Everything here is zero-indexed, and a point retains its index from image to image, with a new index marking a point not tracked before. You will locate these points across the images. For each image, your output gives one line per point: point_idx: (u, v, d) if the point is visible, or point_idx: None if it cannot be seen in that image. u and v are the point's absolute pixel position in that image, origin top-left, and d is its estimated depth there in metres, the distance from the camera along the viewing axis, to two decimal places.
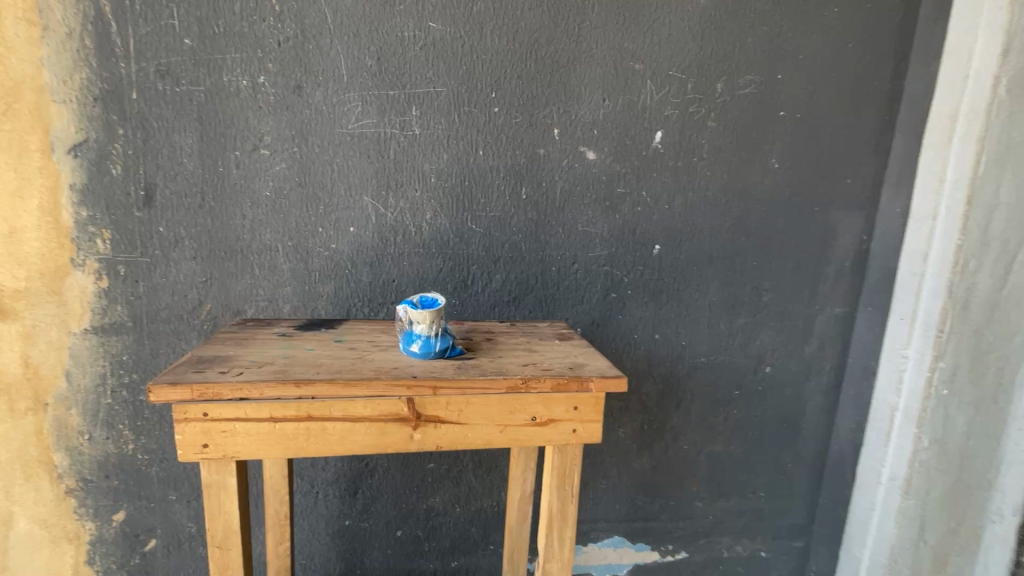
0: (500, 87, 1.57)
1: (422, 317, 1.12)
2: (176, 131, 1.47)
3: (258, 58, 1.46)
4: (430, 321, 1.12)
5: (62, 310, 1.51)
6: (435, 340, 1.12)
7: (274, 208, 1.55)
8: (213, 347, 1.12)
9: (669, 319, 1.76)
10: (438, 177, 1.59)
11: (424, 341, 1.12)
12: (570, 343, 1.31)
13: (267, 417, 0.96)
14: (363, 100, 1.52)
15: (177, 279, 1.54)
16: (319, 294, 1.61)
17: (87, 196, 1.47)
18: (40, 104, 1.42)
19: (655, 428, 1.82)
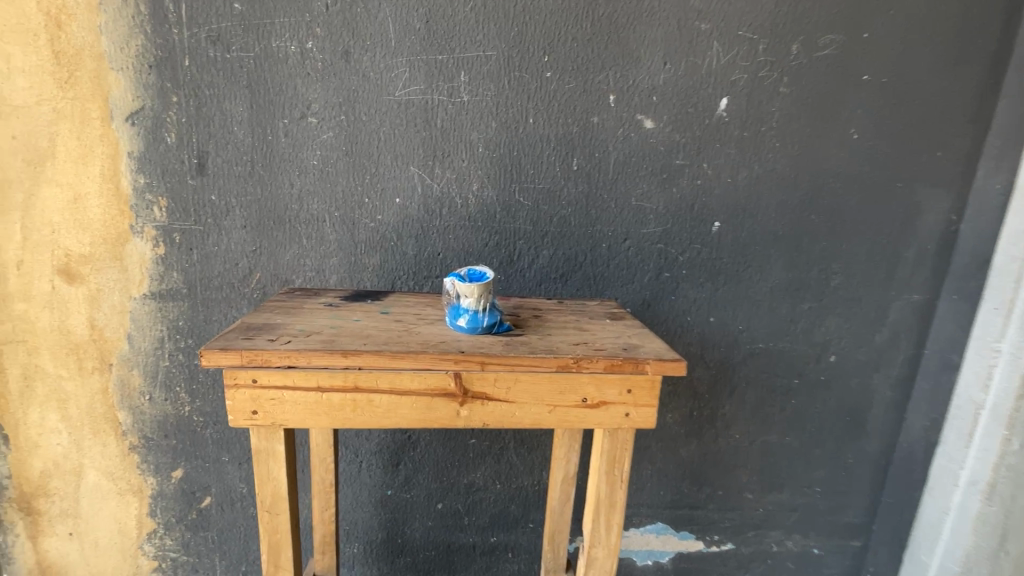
0: (553, 50, 1.48)
1: (471, 291, 1.07)
2: (226, 98, 1.47)
3: (306, 23, 1.43)
4: (478, 295, 1.08)
5: (123, 276, 1.57)
6: (482, 315, 1.08)
7: (321, 177, 1.53)
8: (263, 314, 1.12)
9: (726, 301, 1.66)
10: (486, 147, 1.53)
11: (471, 316, 1.08)
12: (623, 323, 1.25)
13: (314, 386, 0.95)
14: (411, 66, 1.47)
15: (229, 247, 1.56)
16: (365, 266, 1.60)
17: (144, 163, 1.49)
18: (99, 72, 1.44)
19: (705, 414, 1.74)
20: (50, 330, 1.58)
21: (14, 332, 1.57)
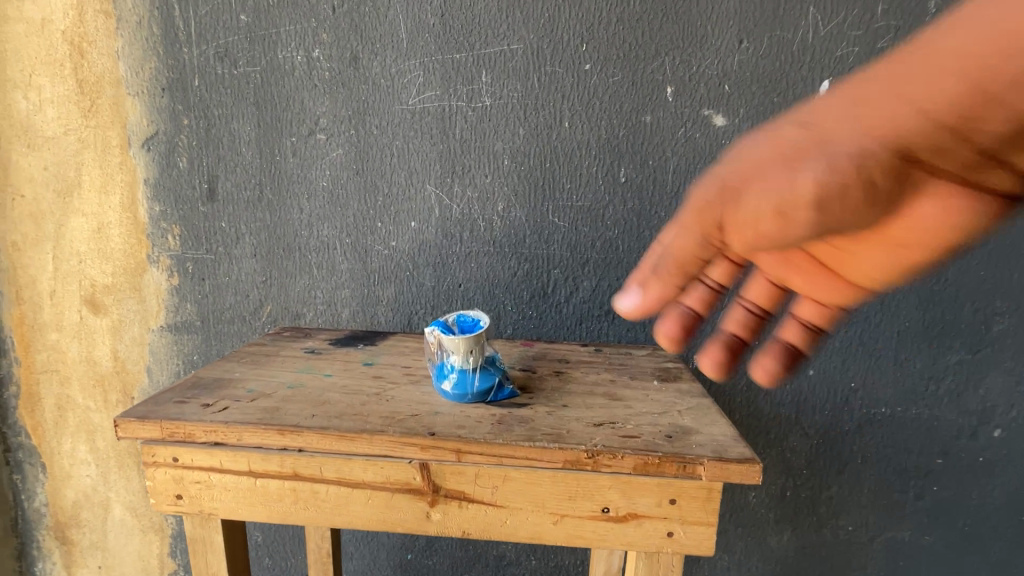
0: (592, 36, 1.20)
1: (455, 343, 0.82)
2: (235, 118, 1.36)
3: (312, 29, 1.29)
4: (467, 350, 0.82)
5: (142, 307, 1.51)
6: (472, 376, 0.82)
7: (332, 200, 1.37)
8: (224, 366, 0.95)
9: (831, 349, 1.25)
10: (513, 159, 1.28)
11: (457, 377, 0.82)
12: (675, 388, 0.92)
13: (246, 470, 0.74)
14: (425, 69, 1.27)
15: (239, 277, 1.45)
16: (379, 299, 1.41)
17: (159, 190, 1.43)
18: (117, 98, 1.40)
19: (802, 496, 1.33)
20: (78, 360, 1.56)
21: (47, 361, 1.57)
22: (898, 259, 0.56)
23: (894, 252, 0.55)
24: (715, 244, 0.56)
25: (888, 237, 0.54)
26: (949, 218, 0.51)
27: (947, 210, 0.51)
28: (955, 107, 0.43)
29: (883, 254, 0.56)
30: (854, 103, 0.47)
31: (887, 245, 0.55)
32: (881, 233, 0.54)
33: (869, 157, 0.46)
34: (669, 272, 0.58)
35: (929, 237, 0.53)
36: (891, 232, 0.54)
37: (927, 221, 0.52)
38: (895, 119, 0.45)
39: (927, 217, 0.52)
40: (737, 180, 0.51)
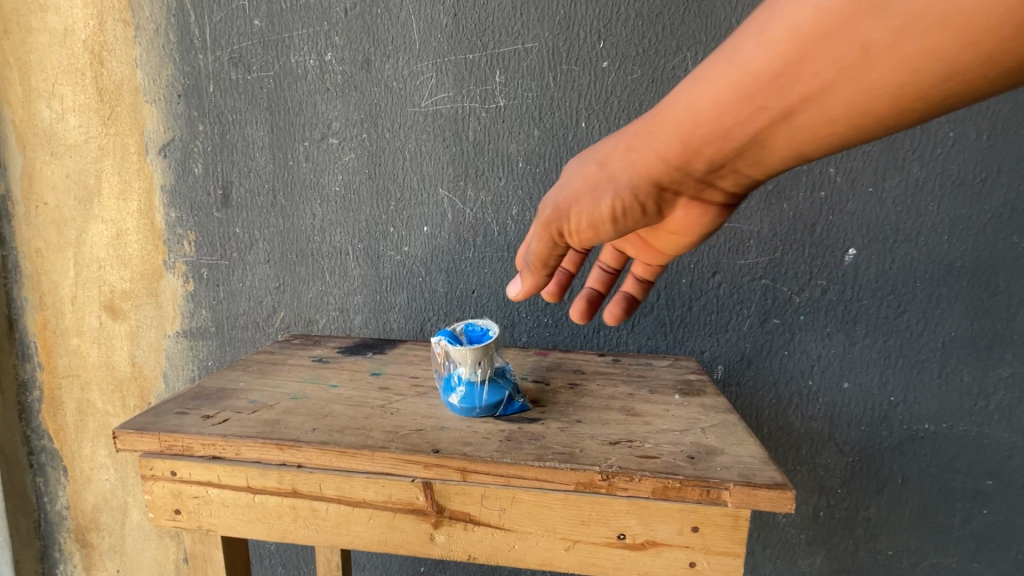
0: (610, 32, 1.15)
1: (460, 355, 0.78)
2: (249, 123, 1.36)
3: (324, 32, 1.27)
4: (474, 361, 0.78)
5: (159, 312, 1.52)
6: (480, 389, 0.78)
7: (344, 205, 1.35)
8: (230, 375, 0.92)
9: (868, 360, 1.17)
10: (527, 161, 1.24)
11: (464, 391, 0.78)
12: (698, 403, 0.86)
13: (245, 485, 0.71)
14: (438, 70, 1.24)
15: (253, 283, 1.45)
16: (391, 305, 1.38)
17: (175, 197, 1.43)
18: (135, 106, 1.41)
19: (836, 517, 1.25)
20: (98, 366, 1.58)
21: (68, 366, 1.59)
22: (689, 241, 0.70)
23: (681, 238, 0.69)
24: (561, 242, 0.71)
25: (675, 229, 0.68)
26: (708, 221, 0.65)
27: (708, 215, 0.64)
28: (680, 158, 0.55)
29: (676, 241, 0.70)
30: (630, 143, 0.59)
31: (677, 235, 0.69)
32: (670, 226, 0.68)
33: (637, 190, 0.60)
34: (538, 266, 0.74)
35: (700, 231, 0.67)
36: (676, 228, 0.67)
37: (697, 223, 0.65)
38: (649, 165, 0.57)
39: (696, 220, 0.65)
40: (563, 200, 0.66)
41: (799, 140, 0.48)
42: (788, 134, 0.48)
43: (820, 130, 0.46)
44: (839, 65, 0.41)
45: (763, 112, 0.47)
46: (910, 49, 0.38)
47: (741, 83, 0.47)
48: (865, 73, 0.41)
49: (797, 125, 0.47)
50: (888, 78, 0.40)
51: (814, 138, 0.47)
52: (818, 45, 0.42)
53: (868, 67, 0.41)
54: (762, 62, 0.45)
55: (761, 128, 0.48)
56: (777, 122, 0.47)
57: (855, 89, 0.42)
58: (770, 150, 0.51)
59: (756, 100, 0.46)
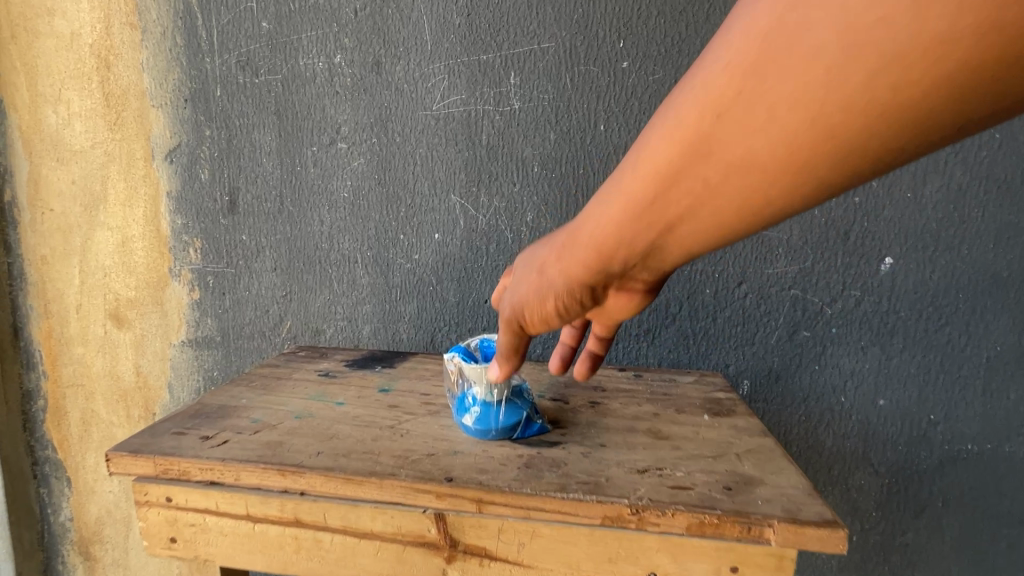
0: (630, 31, 1.10)
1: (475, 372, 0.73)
2: (256, 128, 1.32)
3: (334, 34, 1.24)
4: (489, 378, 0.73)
5: (164, 321, 1.48)
6: (495, 409, 0.73)
7: (353, 212, 1.31)
8: (232, 392, 0.88)
9: (906, 376, 1.10)
10: (543, 166, 1.19)
11: (478, 412, 0.73)
12: (730, 424, 0.80)
13: (244, 513, 0.66)
14: (450, 72, 1.19)
15: (260, 292, 1.41)
16: (401, 315, 1.33)
17: (181, 203, 1.40)
18: (141, 111, 1.38)
19: (870, 543, 1.17)
20: (102, 375, 1.54)
21: (72, 376, 1.56)
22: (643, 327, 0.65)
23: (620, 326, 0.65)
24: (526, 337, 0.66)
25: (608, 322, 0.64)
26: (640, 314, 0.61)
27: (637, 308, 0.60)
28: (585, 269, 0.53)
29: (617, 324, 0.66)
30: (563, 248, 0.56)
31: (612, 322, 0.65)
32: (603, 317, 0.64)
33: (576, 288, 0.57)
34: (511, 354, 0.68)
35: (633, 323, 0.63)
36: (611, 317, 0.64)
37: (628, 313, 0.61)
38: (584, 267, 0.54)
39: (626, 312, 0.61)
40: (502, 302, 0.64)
41: (699, 244, 0.46)
42: (687, 242, 0.47)
43: (717, 236, 0.45)
44: (708, 184, 0.41)
45: (654, 229, 0.46)
46: (762, 171, 0.38)
47: (625, 209, 0.46)
48: (734, 186, 0.40)
49: (690, 235, 0.46)
50: (756, 192, 0.40)
51: (713, 241, 0.46)
52: (688, 170, 0.41)
53: (737, 179, 0.40)
54: (641, 189, 0.44)
55: (657, 239, 0.47)
56: (668, 233, 0.46)
57: (734, 203, 0.41)
58: (673, 255, 0.49)
59: (642, 219, 0.46)
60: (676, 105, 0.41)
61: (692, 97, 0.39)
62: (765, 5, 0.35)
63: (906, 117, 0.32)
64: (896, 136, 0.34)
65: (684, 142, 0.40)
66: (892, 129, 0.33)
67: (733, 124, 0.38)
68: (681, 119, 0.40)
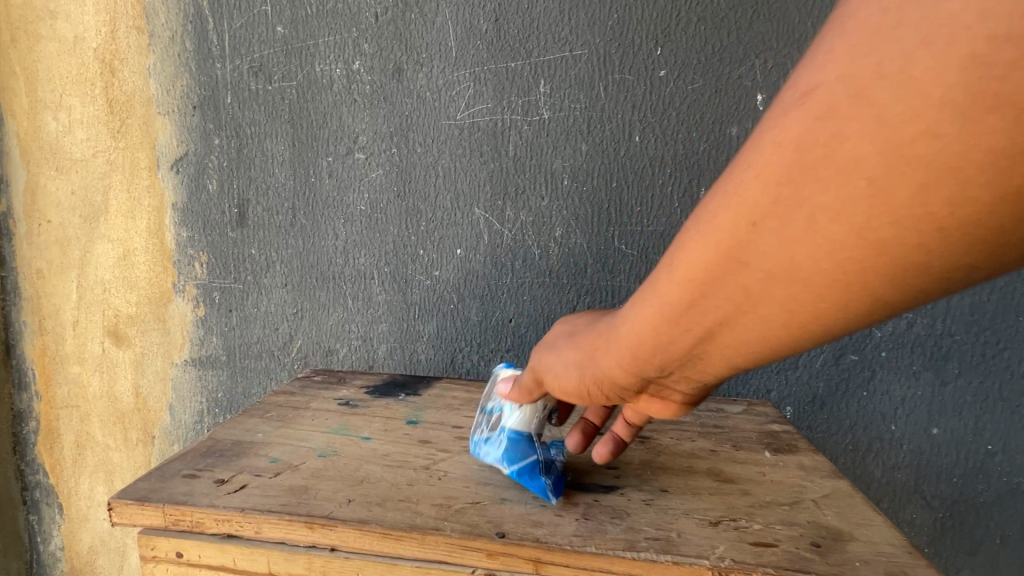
0: (669, 37, 1.04)
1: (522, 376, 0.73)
2: (269, 137, 1.26)
3: (353, 39, 1.18)
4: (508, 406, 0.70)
5: (166, 339, 1.41)
6: (499, 438, 0.68)
7: (369, 225, 1.24)
8: (246, 424, 0.81)
9: (962, 403, 1.03)
10: (573, 179, 1.12)
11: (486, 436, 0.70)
12: (797, 464, 0.72)
13: (265, 571, 0.59)
14: (476, 79, 1.13)
15: (269, 309, 1.34)
16: (418, 334, 1.26)
17: (187, 215, 1.33)
18: (147, 119, 1.31)
19: None
20: (99, 396, 1.46)
21: (67, 396, 1.47)
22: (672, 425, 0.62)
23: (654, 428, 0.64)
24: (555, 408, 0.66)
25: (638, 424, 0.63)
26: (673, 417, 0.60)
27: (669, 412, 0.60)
28: (617, 360, 0.55)
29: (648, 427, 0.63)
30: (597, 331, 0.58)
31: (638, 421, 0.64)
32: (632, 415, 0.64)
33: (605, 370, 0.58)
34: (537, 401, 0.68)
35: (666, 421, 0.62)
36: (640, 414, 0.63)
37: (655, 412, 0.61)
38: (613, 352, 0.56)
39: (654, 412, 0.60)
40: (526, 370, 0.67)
41: (743, 348, 0.47)
42: (729, 345, 0.48)
43: (763, 341, 0.46)
44: (750, 291, 0.43)
45: (696, 328, 0.48)
46: (802, 281, 0.40)
47: (663, 306, 0.48)
48: (777, 295, 0.42)
49: (733, 337, 0.47)
50: (803, 299, 0.41)
51: (758, 347, 0.46)
52: (729, 277, 0.43)
53: (780, 287, 0.41)
54: (681, 290, 0.46)
55: (696, 339, 0.48)
56: (709, 333, 0.47)
57: (778, 312, 0.43)
58: (714, 356, 0.50)
59: (681, 317, 0.48)
60: (711, 216, 0.43)
61: (726, 207, 0.42)
62: (797, 116, 0.37)
63: (964, 221, 0.33)
64: (958, 254, 0.35)
65: (725, 251, 0.43)
66: (950, 247, 0.34)
67: (775, 237, 0.40)
68: (715, 230, 0.43)
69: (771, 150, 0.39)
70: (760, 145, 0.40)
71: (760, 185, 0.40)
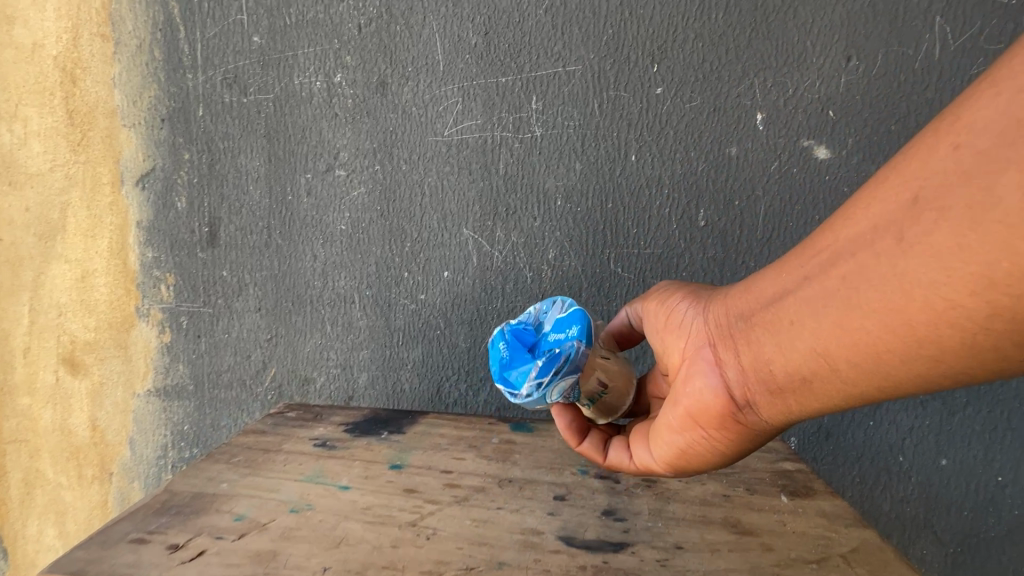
0: (665, 54, 1.01)
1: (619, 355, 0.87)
2: (243, 152, 1.18)
3: (334, 51, 1.11)
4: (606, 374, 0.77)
5: (127, 367, 1.30)
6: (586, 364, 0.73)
7: (350, 246, 1.17)
8: (210, 471, 0.72)
9: (971, 433, 1.00)
10: (566, 199, 1.07)
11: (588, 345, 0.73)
12: (817, 510, 0.68)
13: None
14: (464, 95, 1.08)
15: (241, 335, 1.25)
16: (403, 362, 1.19)
17: (153, 234, 1.24)
18: (111, 131, 1.22)
19: None
20: (51, 429, 1.34)
21: (17, 430, 1.35)
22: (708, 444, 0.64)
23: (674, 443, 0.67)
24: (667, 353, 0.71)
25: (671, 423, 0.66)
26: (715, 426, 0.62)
27: (719, 413, 0.62)
28: (731, 310, 0.62)
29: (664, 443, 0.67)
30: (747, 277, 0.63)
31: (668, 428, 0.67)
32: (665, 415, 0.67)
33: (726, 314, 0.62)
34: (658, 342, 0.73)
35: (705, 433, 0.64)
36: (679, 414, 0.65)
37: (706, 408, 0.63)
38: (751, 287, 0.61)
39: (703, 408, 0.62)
40: (649, 307, 0.76)
41: (850, 314, 0.50)
42: (843, 300, 0.50)
43: (887, 305, 0.48)
44: (906, 237, 0.46)
45: (824, 270, 0.52)
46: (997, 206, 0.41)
47: (817, 243, 0.54)
48: (936, 237, 0.44)
49: (853, 291, 0.50)
50: (961, 247, 0.43)
51: (873, 313, 0.48)
52: (893, 214, 0.47)
53: (944, 233, 0.44)
54: (845, 223, 0.51)
55: (816, 289, 0.52)
56: (833, 282, 0.51)
57: (921, 262, 0.45)
58: (809, 319, 0.53)
59: (820, 257, 0.53)
60: (909, 153, 0.48)
61: (924, 145, 0.47)
62: None
63: None
64: None
65: (905, 186, 0.47)
66: None
67: (968, 169, 0.43)
68: (934, 144, 0.46)
69: (1001, 87, 0.43)
70: (989, 87, 0.44)
71: (977, 117, 0.43)
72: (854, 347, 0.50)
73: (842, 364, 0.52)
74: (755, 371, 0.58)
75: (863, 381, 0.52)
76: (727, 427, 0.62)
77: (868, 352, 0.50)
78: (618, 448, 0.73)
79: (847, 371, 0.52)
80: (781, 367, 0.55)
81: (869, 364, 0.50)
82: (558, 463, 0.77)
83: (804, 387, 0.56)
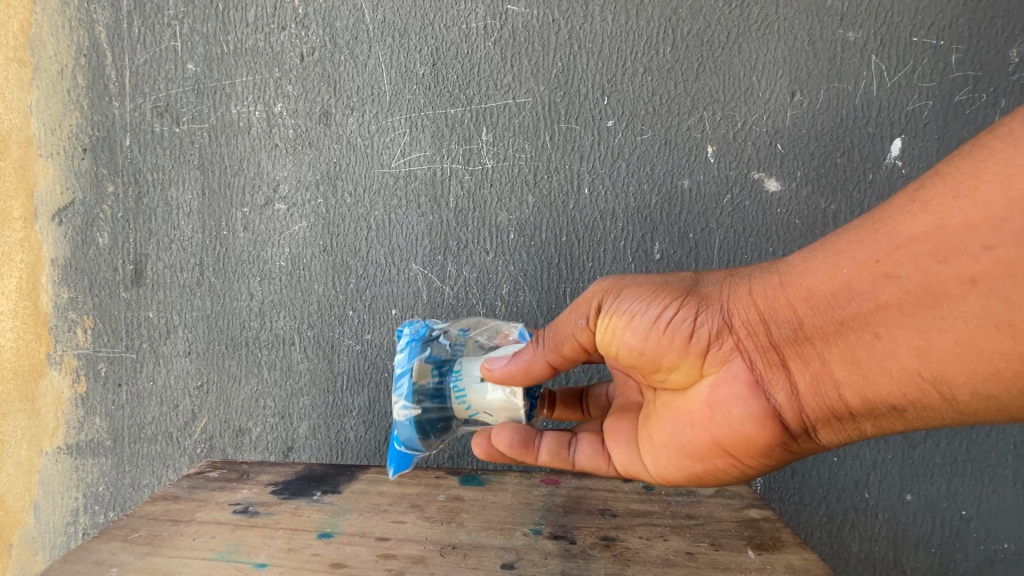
0: (615, 87, 1.00)
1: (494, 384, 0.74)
2: (174, 185, 1.10)
3: (274, 80, 1.06)
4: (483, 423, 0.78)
5: (35, 423, 1.17)
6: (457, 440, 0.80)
7: (291, 284, 1.09)
8: (98, 553, 0.66)
9: (932, 465, 0.98)
10: (518, 232, 1.04)
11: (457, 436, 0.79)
12: (785, 566, 0.65)
13: None
14: (412, 126, 1.04)
15: (167, 382, 1.14)
16: (347, 409, 1.10)
17: (70, 274, 1.13)
18: (25, 161, 1.12)
19: None
20: None
21: None
22: (750, 468, 0.65)
23: (704, 466, 0.67)
24: (682, 369, 0.66)
25: (706, 449, 0.65)
26: (764, 452, 0.62)
27: (769, 439, 0.62)
28: (773, 326, 0.59)
29: (679, 466, 0.69)
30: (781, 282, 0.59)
31: (693, 453, 0.67)
32: (699, 440, 0.65)
33: (769, 329, 0.60)
34: (661, 359, 0.67)
35: (750, 459, 0.63)
36: (716, 440, 0.64)
37: (750, 437, 0.62)
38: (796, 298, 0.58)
39: (751, 437, 0.62)
40: (630, 317, 0.67)
41: (995, 333, 0.46)
42: (983, 313, 0.47)
43: None
44: None
45: (932, 266, 0.49)
46: None
47: (908, 230, 0.50)
48: None
49: (1000, 299, 0.46)
50: None
51: None
52: None
53: None
54: (971, 202, 0.47)
55: (921, 294, 0.49)
56: (955, 287, 0.48)
57: None
58: (913, 333, 0.50)
59: (922, 251, 0.49)
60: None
61: None
62: None
63: None
64: None
65: None
66: None
67: None
68: None
69: None
70: None
71: None
72: (992, 373, 0.48)
73: (964, 391, 0.50)
74: (817, 393, 0.57)
75: (983, 410, 0.50)
76: (773, 455, 0.63)
77: (1012, 377, 0.47)
78: (592, 452, 0.76)
79: (968, 399, 0.50)
80: (858, 394, 0.55)
81: (1016, 394, 0.48)
82: (508, 522, 0.72)
83: (890, 414, 0.54)
